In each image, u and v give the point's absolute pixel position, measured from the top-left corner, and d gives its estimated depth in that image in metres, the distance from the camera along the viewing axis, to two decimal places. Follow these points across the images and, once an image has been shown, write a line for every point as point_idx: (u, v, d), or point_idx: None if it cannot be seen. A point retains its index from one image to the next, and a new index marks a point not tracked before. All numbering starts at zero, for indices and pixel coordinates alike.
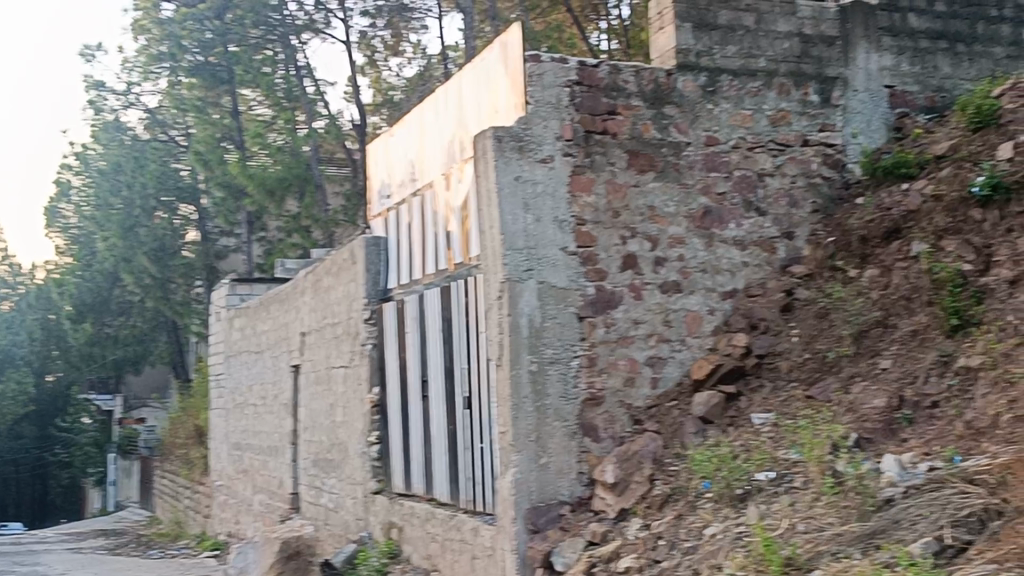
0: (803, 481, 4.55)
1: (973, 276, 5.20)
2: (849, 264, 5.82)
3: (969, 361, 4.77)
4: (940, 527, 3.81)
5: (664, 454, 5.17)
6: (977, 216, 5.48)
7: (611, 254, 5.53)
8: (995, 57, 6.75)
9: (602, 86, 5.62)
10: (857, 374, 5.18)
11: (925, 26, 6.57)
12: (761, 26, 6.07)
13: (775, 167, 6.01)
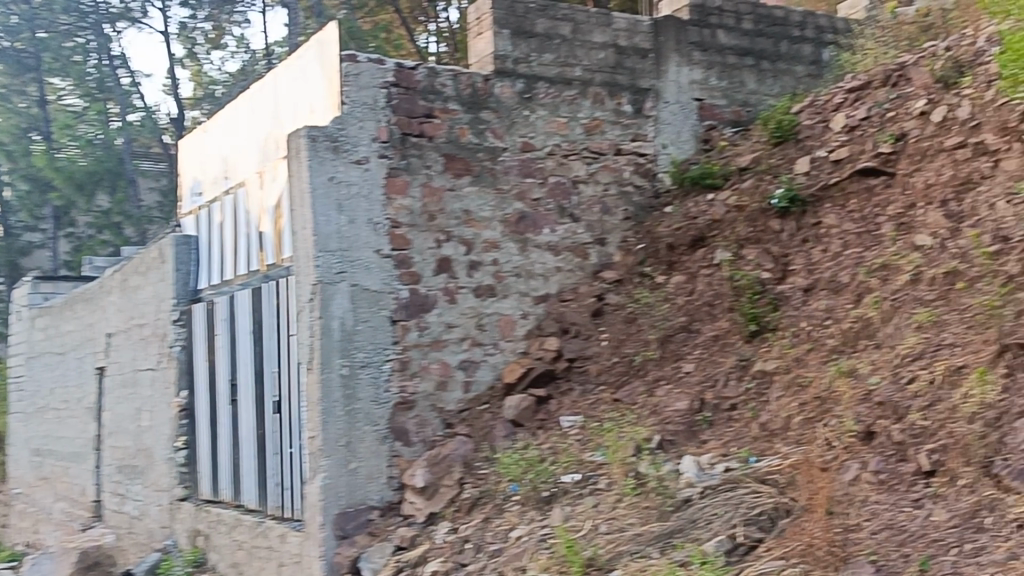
0: (606, 483, 4.67)
1: (771, 284, 5.47)
2: (657, 270, 5.99)
3: (766, 365, 4.99)
4: (733, 525, 4.02)
5: (474, 457, 5.22)
6: (775, 226, 5.75)
7: (425, 258, 5.53)
8: (797, 75, 7.07)
9: (419, 88, 5.60)
10: (662, 377, 5.34)
11: (733, 43, 6.81)
12: (577, 35, 6.19)
13: (588, 174, 6.13)
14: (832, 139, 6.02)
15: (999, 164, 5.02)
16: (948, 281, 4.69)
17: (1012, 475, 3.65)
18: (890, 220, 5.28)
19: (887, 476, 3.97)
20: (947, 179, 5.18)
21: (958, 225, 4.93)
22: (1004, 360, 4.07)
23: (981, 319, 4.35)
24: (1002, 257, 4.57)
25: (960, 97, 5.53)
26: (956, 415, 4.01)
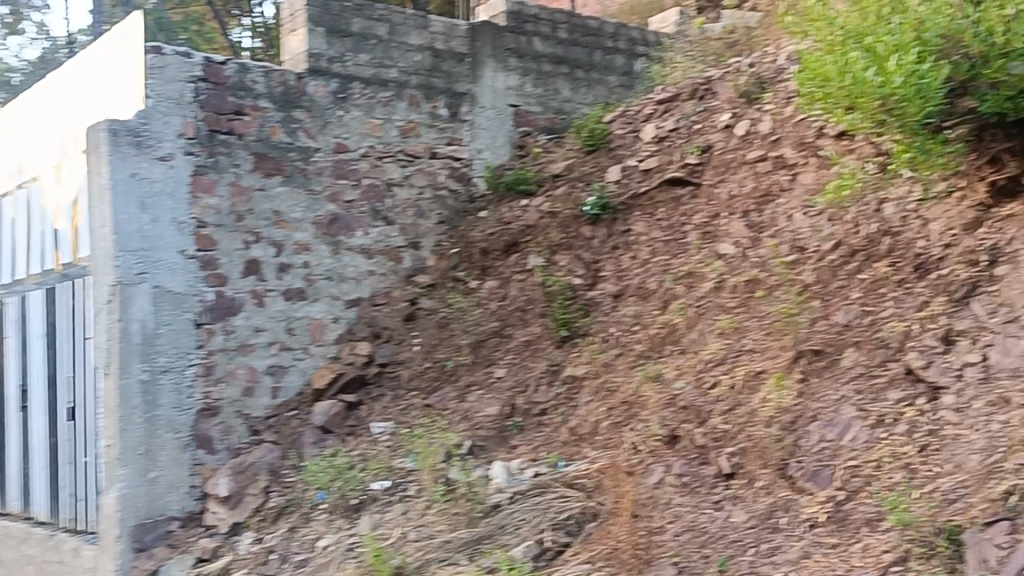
0: (416, 489, 4.65)
1: (582, 289, 5.54)
2: (470, 275, 5.98)
3: (575, 370, 5.07)
4: (541, 530, 4.07)
5: (281, 465, 5.11)
6: (586, 233, 5.84)
7: (232, 259, 5.35)
8: (610, 85, 7.21)
9: (228, 84, 5.42)
10: (473, 383, 5.34)
11: (548, 50, 6.87)
12: (394, 36, 6.13)
13: (402, 177, 6.07)
14: (642, 148, 6.14)
15: (797, 177, 5.23)
16: (748, 289, 4.85)
17: (805, 477, 3.81)
18: (695, 229, 5.43)
19: (689, 479, 4.07)
20: (749, 191, 5.37)
21: (759, 235, 5.11)
22: (800, 366, 4.24)
23: (779, 326, 4.52)
24: (798, 266, 4.76)
25: (762, 112, 5.72)
26: (755, 419, 4.15)
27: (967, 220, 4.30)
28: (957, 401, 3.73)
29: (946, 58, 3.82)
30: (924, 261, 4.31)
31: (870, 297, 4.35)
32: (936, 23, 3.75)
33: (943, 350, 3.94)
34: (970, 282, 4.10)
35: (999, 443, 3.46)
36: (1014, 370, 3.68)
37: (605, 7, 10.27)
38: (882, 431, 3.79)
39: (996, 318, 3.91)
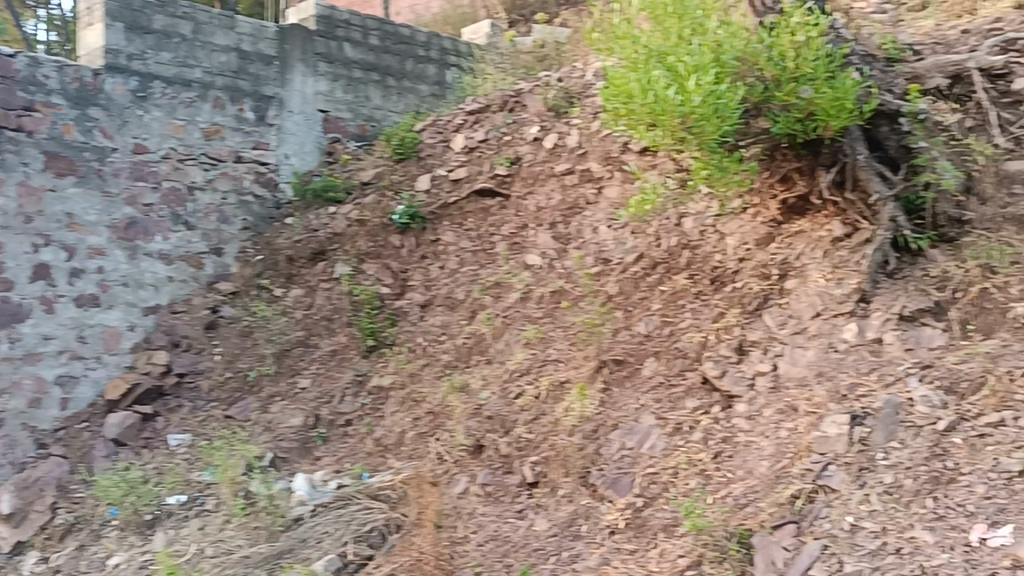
0: (214, 503, 4.52)
1: (389, 299, 5.52)
2: (274, 283, 5.83)
3: (382, 380, 5.09)
4: (343, 543, 4.00)
5: (69, 480, 4.85)
6: (395, 241, 5.78)
7: (20, 262, 5.07)
8: (420, 94, 7.19)
9: (17, 78, 5.12)
10: (277, 394, 5.25)
11: (359, 57, 6.82)
12: (197, 36, 5.94)
13: (205, 181, 5.92)
14: (452, 158, 6.14)
15: (602, 191, 5.34)
16: (554, 299, 4.94)
17: (605, 484, 3.90)
18: (503, 240, 5.50)
19: (493, 488, 4.14)
20: (556, 204, 5.45)
21: (565, 246, 5.22)
22: (602, 376, 4.35)
23: (582, 336, 4.61)
24: (602, 278, 4.86)
25: (569, 126, 5.77)
26: (557, 429, 4.23)
27: (759, 235, 4.49)
28: (749, 408, 3.88)
29: (741, 80, 3.98)
30: (720, 275, 4.46)
31: (670, 309, 4.48)
32: (732, 46, 3.91)
33: (736, 359, 4.09)
34: (761, 294, 4.27)
35: (787, 450, 3.60)
36: (801, 379, 3.85)
37: (419, 16, 10.26)
38: (679, 439, 3.93)
39: (786, 329, 4.08)
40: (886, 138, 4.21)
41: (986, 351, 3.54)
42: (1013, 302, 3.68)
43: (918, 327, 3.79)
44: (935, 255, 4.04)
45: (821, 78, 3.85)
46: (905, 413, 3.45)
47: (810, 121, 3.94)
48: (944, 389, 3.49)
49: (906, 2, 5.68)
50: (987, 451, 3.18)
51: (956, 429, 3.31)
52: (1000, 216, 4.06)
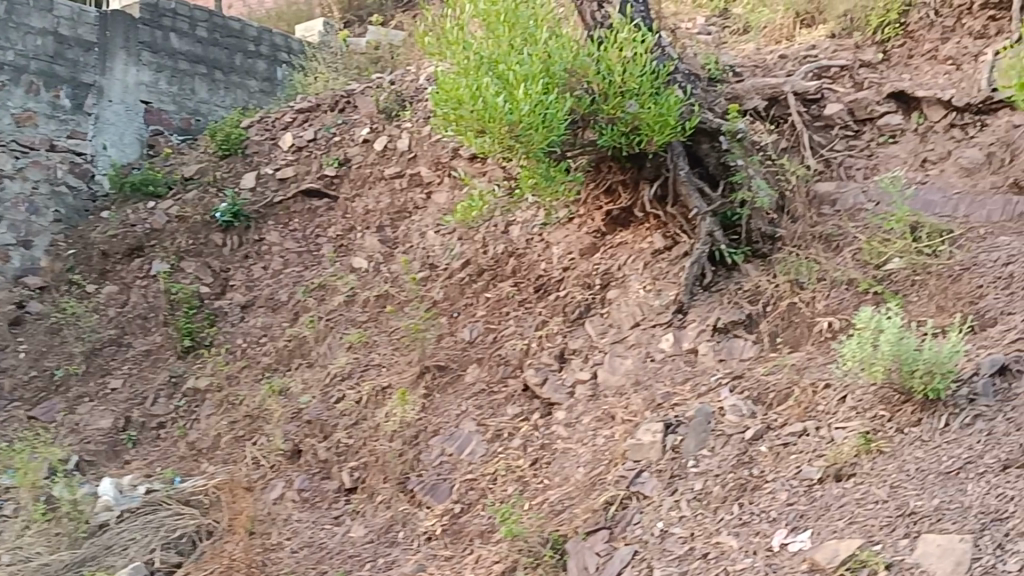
0: (12, 509, 4.22)
1: (209, 298, 5.41)
2: (87, 278, 5.69)
3: (198, 382, 4.97)
4: (150, 550, 3.91)
5: None
6: (216, 240, 5.65)
7: None
8: (250, 89, 7.17)
9: None
10: (85, 395, 5.07)
11: (185, 48, 6.77)
12: (12, 17, 5.84)
13: (15, 170, 5.84)
14: (280, 156, 6.00)
15: (431, 196, 5.30)
16: (378, 304, 4.95)
17: (423, 490, 3.95)
18: (329, 242, 5.45)
19: (310, 494, 4.18)
20: (385, 206, 5.40)
21: (392, 250, 5.19)
22: (425, 381, 4.38)
23: (405, 340, 4.64)
24: (428, 283, 4.88)
25: (400, 129, 5.67)
26: (378, 433, 4.26)
27: (584, 245, 4.55)
28: (568, 416, 3.93)
29: (569, 91, 4.00)
30: (544, 283, 4.51)
31: (494, 316, 4.52)
32: (562, 57, 3.93)
33: (557, 367, 4.15)
34: (584, 303, 4.33)
35: (603, 457, 3.66)
36: (619, 388, 3.92)
37: (254, 10, 10.05)
38: (498, 445, 3.97)
39: (606, 338, 4.15)
40: (706, 155, 4.29)
41: (793, 363, 3.68)
42: (818, 316, 3.83)
43: (731, 338, 3.91)
44: (749, 270, 4.15)
45: (646, 93, 3.93)
46: (716, 422, 3.56)
47: (634, 134, 4.02)
48: (753, 399, 3.61)
49: (730, 25, 5.89)
50: (790, 459, 3.30)
51: (762, 438, 3.43)
52: (810, 234, 4.19)
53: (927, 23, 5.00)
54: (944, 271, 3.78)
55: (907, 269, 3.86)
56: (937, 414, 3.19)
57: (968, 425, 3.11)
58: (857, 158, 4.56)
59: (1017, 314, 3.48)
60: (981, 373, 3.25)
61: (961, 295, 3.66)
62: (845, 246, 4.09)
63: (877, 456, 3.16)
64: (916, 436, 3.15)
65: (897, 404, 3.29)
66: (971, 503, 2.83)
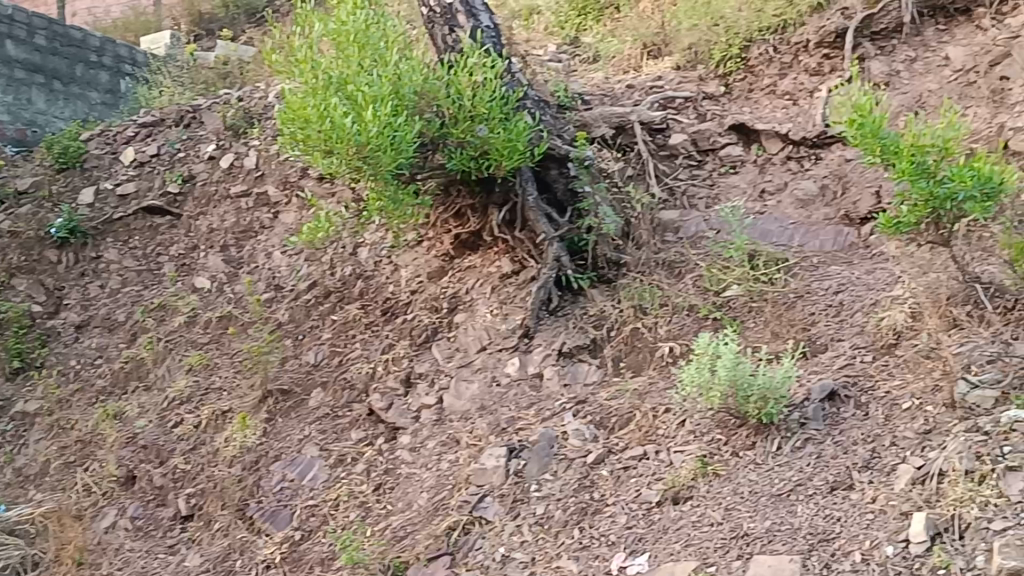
0: None
1: (41, 317, 5.23)
2: None
3: (27, 406, 4.82)
4: None
5: None
6: (51, 257, 5.44)
7: None
8: (90, 101, 6.96)
9: None
10: None
11: (22, 56, 6.51)
12: None
13: None
14: (121, 171, 5.77)
15: (278, 216, 5.20)
16: (220, 326, 4.84)
17: (263, 517, 3.88)
18: (170, 261, 5.31)
19: (143, 522, 4.10)
20: (230, 225, 5.28)
21: (236, 270, 5.09)
22: (267, 405, 4.30)
23: (247, 363, 4.55)
24: (272, 305, 4.79)
25: (248, 147, 5.53)
26: (216, 459, 4.19)
27: (432, 269, 4.52)
28: (413, 440, 3.90)
29: (418, 114, 3.96)
30: (391, 306, 4.47)
31: (340, 338, 4.47)
32: (412, 80, 3.90)
33: (403, 392, 4.11)
34: (431, 327, 4.31)
35: (446, 481, 3.65)
36: (464, 412, 3.91)
37: (98, 19, 9.73)
38: (342, 471, 3.92)
39: (452, 362, 4.13)
40: (554, 181, 4.31)
41: (634, 388, 3.74)
42: (660, 341, 3.91)
43: (575, 363, 3.96)
44: (594, 295, 4.20)
45: (495, 119, 3.95)
46: (559, 446, 3.58)
47: (483, 159, 4.02)
48: (595, 423, 3.65)
49: (580, 54, 5.99)
50: (630, 482, 3.34)
51: (603, 462, 3.47)
52: (653, 261, 4.27)
53: (767, 58, 5.18)
54: (779, 298, 3.91)
55: (745, 295, 3.98)
56: (770, 437, 3.28)
57: (799, 449, 3.21)
58: (700, 188, 4.68)
59: (846, 341, 3.62)
60: (811, 399, 3.36)
61: (795, 322, 3.78)
62: (687, 273, 4.19)
63: (713, 478, 3.22)
64: (750, 459, 3.24)
65: (733, 427, 3.37)
66: (801, 524, 2.93)
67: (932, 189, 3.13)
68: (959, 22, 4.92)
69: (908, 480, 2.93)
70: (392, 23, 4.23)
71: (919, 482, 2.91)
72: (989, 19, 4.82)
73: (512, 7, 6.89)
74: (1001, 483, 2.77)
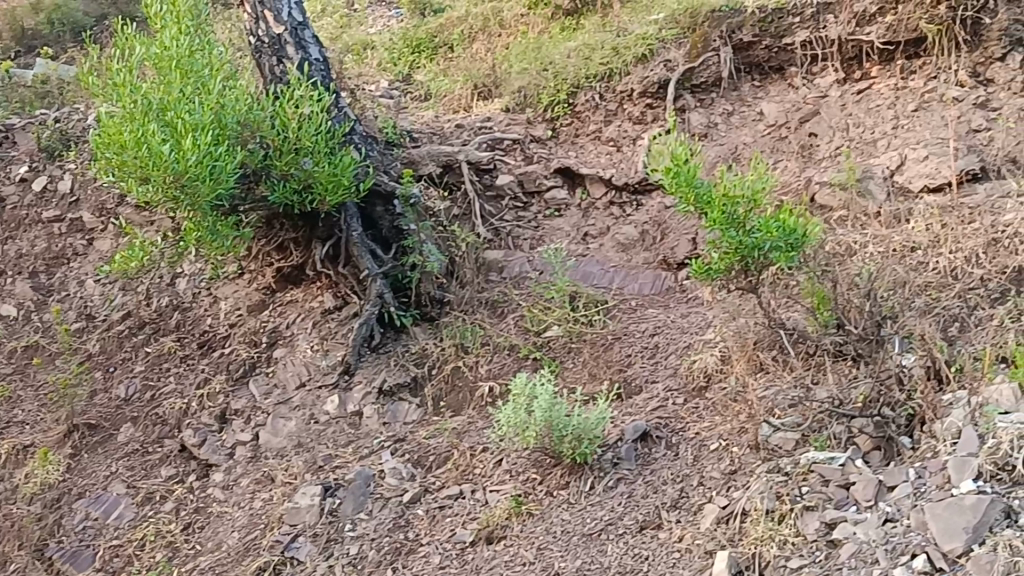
0: None
1: None
2: None
3: None
4: None
5: None
6: None
7: None
8: None
9: None
10: None
11: None
12: None
13: None
14: None
15: (92, 243, 5.02)
16: (25, 355, 4.64)
17: (63, 558, 3.71)
18: None
19: None
20: (40, 251, 5.07)
21: (45, 298, 4.88)
22: (72, 440, 4.14)
23: (53, 397, 4.37)
24: (83, 336, 4.62)
25: (62, 170, 5.30)
26: (14, 496, 3.99)
27: (252, 301, 4.43)
28: (225, 478, 3.80)
29: (241, 144, 3.86)
30: (208, 340, 4.38)
31: (153, 372, 4.33)
32: (234, 109, 3.80)
33: (217, 428, 4.01)
34: (248, 362, 4.21)
35: (259, 520, 3.56)
36: (280, 450, 3.83)
37: None
38: (149, 510, 3.79)
39: (269, 399, 4.05)
40: (379, 218, 4.28)
41: (453, 427, 3.75)
42: (480, 380, 3.94)
43: (396, 402, 3.94)
44: (416, 333, 4.19)
45: (321, 152, 3.92)
46: (375, 485, 3.55)
47: (306, 193, 3.96)
48: (412, 461, 3.64)
49: (412, 92, 6.02)
50: (445, 522, 3.34)
51: (419, 501, 3.46)
52: (477, 300, 4.31)
53: (592, 105, 5.29)
54: (598, 340, 4.00)
55: (564, 336, 4.05)
56: (583, 477, 3.33)
57: (611, 488, 3.28)
58: (525, 229, 4.76)
59: (659, 383, 3.73)
60: (625, 439, 3.43)
61: (612, 363, 3.87)
62: (509, 313, 4.24)
63: (527, 518, 3.25)
64: (563, 499, 3.29)
65: (548, 466, 3.41)
66: (611, 563, 2.99)
67: (740, 238, 3.23)
68: (773, 79, 5.15)
69: (713, 520, 3.01)
70: (217, 52, 4.16)
71: (723, 521, 2.99)
72: (800, 78, 5.07)
73: (345, 42, 6.88)
74: (799, 522, 2.85)
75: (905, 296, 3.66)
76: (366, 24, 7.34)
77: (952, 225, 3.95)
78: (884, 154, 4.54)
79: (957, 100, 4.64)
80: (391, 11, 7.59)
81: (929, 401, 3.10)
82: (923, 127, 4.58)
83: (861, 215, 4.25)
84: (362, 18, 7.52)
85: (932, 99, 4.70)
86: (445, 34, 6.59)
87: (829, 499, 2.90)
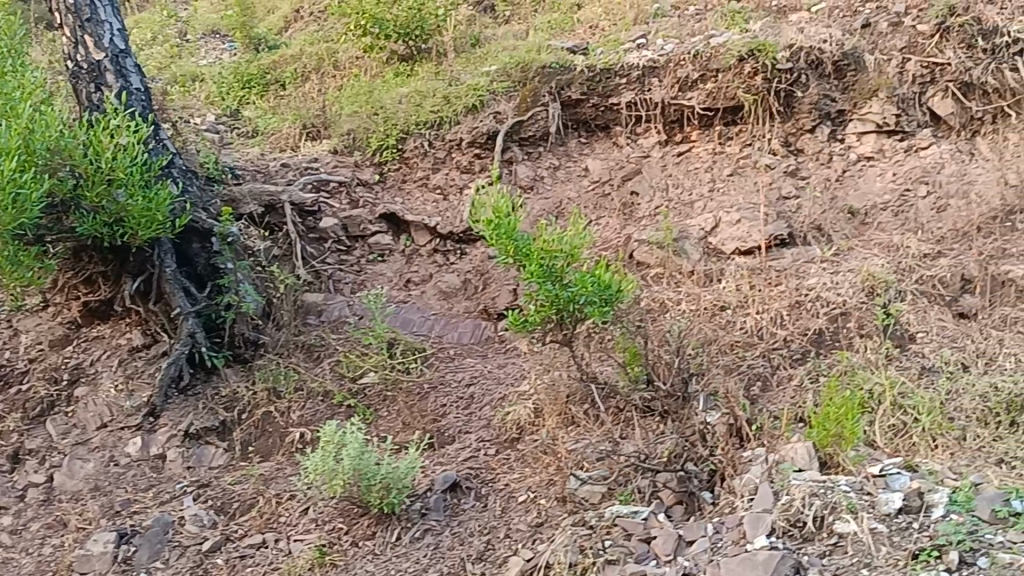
0: None
1: None
2: None
3: None
4: None
5: None
6: None
7: None
8: None
9: None
10: None
11: None
12: None
13: None
14: None
15: None
16: None
17: None
18: None
19: None
20: None
21: None
22: None
23: None
24: None
25: None
26: None
27: (55, 336, 4.23)
28: (14, 522, 3.59)
29: (49, 172, 3.68)
30: (5, 374, 4.13)
31: None
32: (44, 135, 3.62)
33: (8, 469, 3.79)
34: (47, 400, 4.00)
35: (46, 567, 3.38)
36: (75, 493, 3.66)
37: None
38: None
39: (67, 439, 3.86)
40: (195, 255, 4.14)
41: (260, 474, 3.67)
42: (291, 426, 3.87)
43: (201, 446, 3.82)
44: (228, 374, 4.07)
45: (135, 184, 3.76)
46: (173, 532, 3.43)
47: (118, 226, 3.80)
48: (215, 508, 3.54)
49: (239, 127, 5.92)
50: (245, 572, 3.25)
51: (218, 550, 3.35)
52: (292, 343, 4.24)
53: (421, 152, 5.30)
54: (413, 389, 3.99)
55: (380, 384, 4.02)
56: (389, 527, 3.30)
57: (417, 539, 3.25)
58: (346, 273, 4.75)
59: (472, 434, 3.75)
60: (434, 489, 3.42)
61: (425, 413, 3.86)
62: (325, 357, 4.19)
63: (330, 569, 3.19)
64: (368, 550, 3.25)
65: (355, 516, 3.37)
66: None
67: (557, 292, 3.26)
68: (599, 137, 5.29)
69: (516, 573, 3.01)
70: (29, 76, 3.98)
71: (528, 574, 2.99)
72: (625, 138, 5.22)
73: (172, 73, 6.71)
74: None
75: (711, 354, 3.79)
76: (197, 55, 7.20)
77: (760, 287, 4.11)
78: (700, 216, 4.70)
79: (769, 168, 4.85)
80: (224, 43, 7.47)
81: (729, 458, 3.22)
82: (737, 192, 4.77)
83: (675, 273, 4.38)
84: (194, 49, 7.36)
85: (746, 165, 4.91)
86: (277, 71, 6.53)
87: (631, 553, 2.92)
